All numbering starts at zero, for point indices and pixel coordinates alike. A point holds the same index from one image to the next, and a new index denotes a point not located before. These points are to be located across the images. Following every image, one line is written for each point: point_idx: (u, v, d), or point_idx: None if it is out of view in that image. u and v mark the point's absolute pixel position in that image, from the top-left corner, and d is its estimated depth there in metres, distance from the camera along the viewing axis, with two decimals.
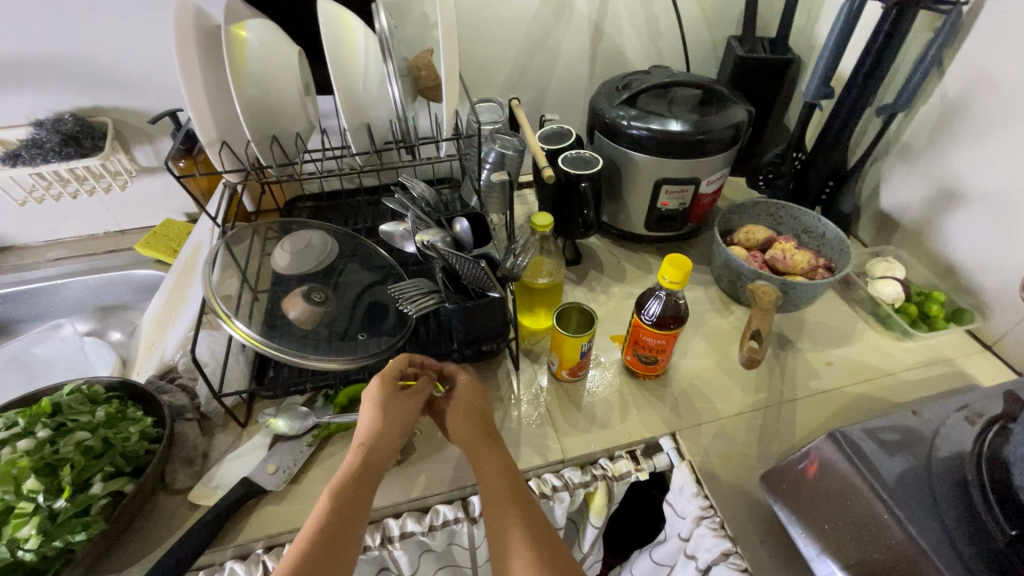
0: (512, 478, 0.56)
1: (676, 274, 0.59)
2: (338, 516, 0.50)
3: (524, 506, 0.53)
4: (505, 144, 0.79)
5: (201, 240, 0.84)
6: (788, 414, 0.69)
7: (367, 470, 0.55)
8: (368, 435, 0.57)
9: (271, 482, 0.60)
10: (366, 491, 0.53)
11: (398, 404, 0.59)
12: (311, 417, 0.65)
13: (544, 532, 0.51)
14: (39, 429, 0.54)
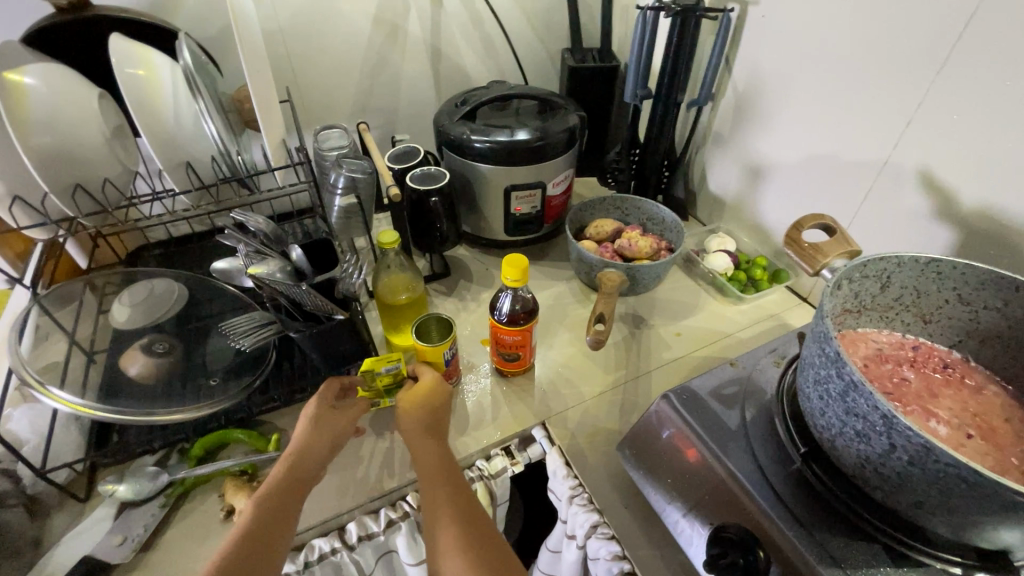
0: (448, 470, 0.57)
1: (516, 272, 0.63)
2: (258, 532, 0.49)
3: (461, 503, 0.54)
4: (354, 168, 0.81)
5: (20, 307, 0.73)
6: (644, 385, 0.75)
7: (293, 482, 0.54)
8: (297, 450, 0.56)
9: (118, 555, 0.55)
10: (291, 503, 0.52)
11: (328, 418, 0.59)
12: (162, 475, 0.60)
13: (481, 525, 0.52)
14: None
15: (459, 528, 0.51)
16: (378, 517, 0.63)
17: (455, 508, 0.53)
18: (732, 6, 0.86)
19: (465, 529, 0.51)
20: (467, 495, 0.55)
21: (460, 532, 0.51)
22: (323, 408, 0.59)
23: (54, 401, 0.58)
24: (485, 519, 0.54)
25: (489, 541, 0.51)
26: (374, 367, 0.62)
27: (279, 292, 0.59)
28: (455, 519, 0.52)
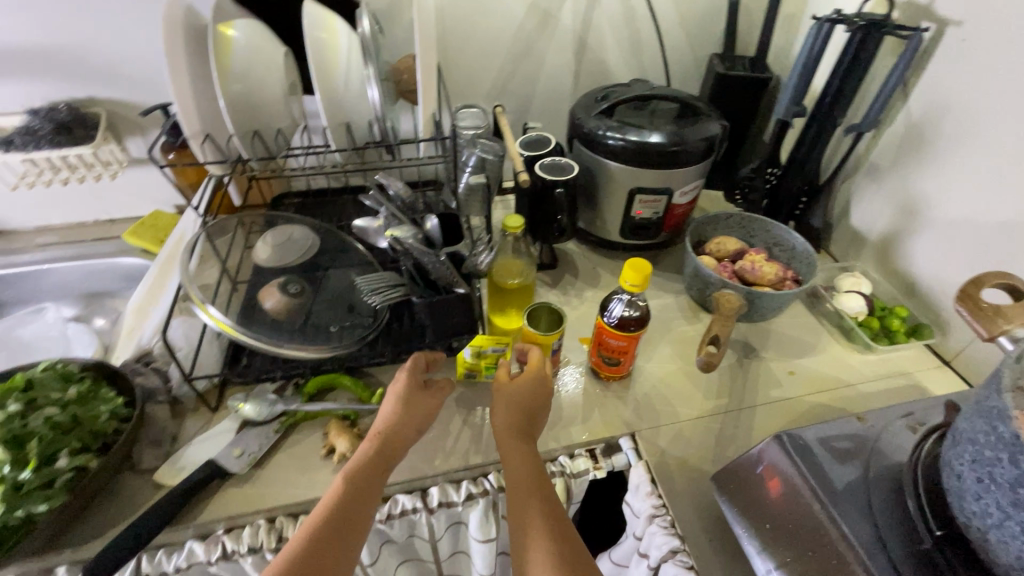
0: (530, 474, 0.57)
1: (636, 277, 0.61)
2: (348, 509, 0.53)
3: (542, 512, 0.54)
4: (486, 149, 0.83)
5: (184, 230, 0.86)
6: (746, 420, 0.71)
7: (382, 461, 0.57)
8: (385, 429, 0.59)
9: (236, 466, 0.61)
10: (379, 482, 0.56)
11: (417, 401, 0.61)
12: (278, 404, 0.66)
13: (562, 539, 0.52)
14: (11, 402, 0.55)
15: (539, 538, 0.52)
16: (457, 488, 0.64)
17: (537, 518, 0.53)
18: (925, 25, 0.76)
19: (545, 542, 0.52)
20: (551, 504, 0.55)
21: (540, 545, 0.51)
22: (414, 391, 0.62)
23: (205, 316, 0.63)
24: (570, 534, 0.53)
25: (570, 558, 0.51)
26: (481, 346, 0.68)
27: (410, 256, 0.62)
28: (535, 529, 0.52)
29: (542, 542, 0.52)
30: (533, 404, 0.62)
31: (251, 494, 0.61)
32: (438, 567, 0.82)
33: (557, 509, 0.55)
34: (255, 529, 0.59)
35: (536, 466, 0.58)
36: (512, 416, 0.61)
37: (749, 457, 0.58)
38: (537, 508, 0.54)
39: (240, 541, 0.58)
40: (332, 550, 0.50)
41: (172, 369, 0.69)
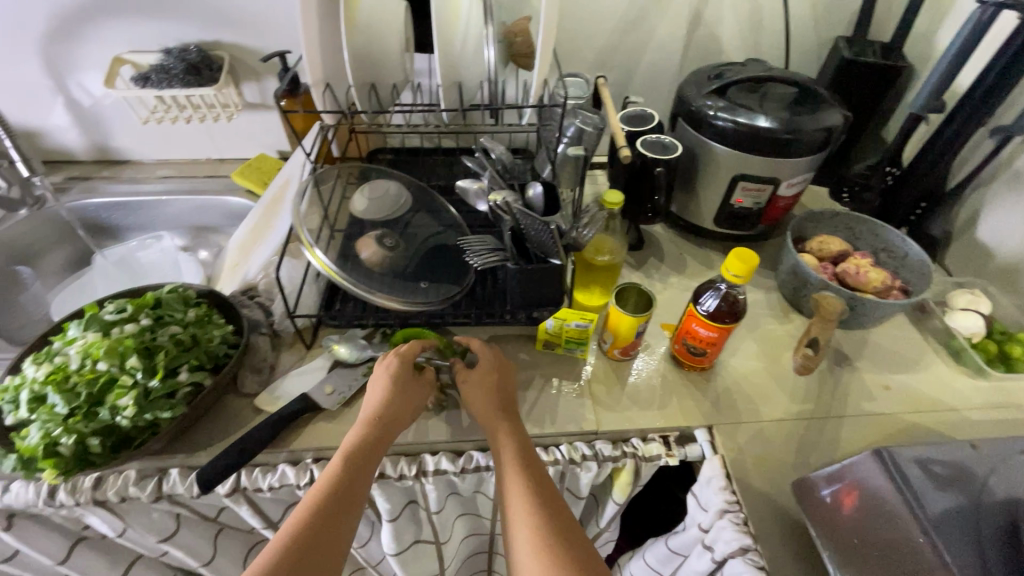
0: (522, 458, 0.56)
1: (741, 268, 0.59)
2: (339, 491, 0.52)
3: (532, 488, 0.53)
4: (586, 120, 0.81)
5: (291, 176, 0.90)
6: (833, 429, 0.67)
7: (372, 446, 0.57)
8: (372, 412, 0.59)
9: (329, 402, 0.65)
10: (370, 466, 0.55)
11: (408, 383, 0.62)
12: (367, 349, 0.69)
13: (553, 513, 0.51)
14: (142, 316, 0.62)
15: (530, 511, 0.50)
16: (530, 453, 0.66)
17: (527, 493, 0.52)
18: None
19: (536, 513, 0.50)
20: (540, 483, 0.54)
21: (532, 519, 0.50)
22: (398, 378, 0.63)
23: (313, 255, 0.68)
24: (563, 512, 0.51)
25: (566, 532, 0.49)
26: (564, 318, 0.69)
27: (511, 221, 0.62)
28: (527, 505, 0.51)
29: (534, 516, 0.50)
30: (506, 392, 0.63)
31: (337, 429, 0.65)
32: (493, 525, 0.85)
33: (549, 489, 0.54)
34: None
35: (523, 450, 0.57)
36: (494, 407, 0.61)
37: (823, 478, 0.57)
38: (527, 487, 0.53)
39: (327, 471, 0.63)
40: (323, 532, 0.49)
41: (274, 305, 0.74)
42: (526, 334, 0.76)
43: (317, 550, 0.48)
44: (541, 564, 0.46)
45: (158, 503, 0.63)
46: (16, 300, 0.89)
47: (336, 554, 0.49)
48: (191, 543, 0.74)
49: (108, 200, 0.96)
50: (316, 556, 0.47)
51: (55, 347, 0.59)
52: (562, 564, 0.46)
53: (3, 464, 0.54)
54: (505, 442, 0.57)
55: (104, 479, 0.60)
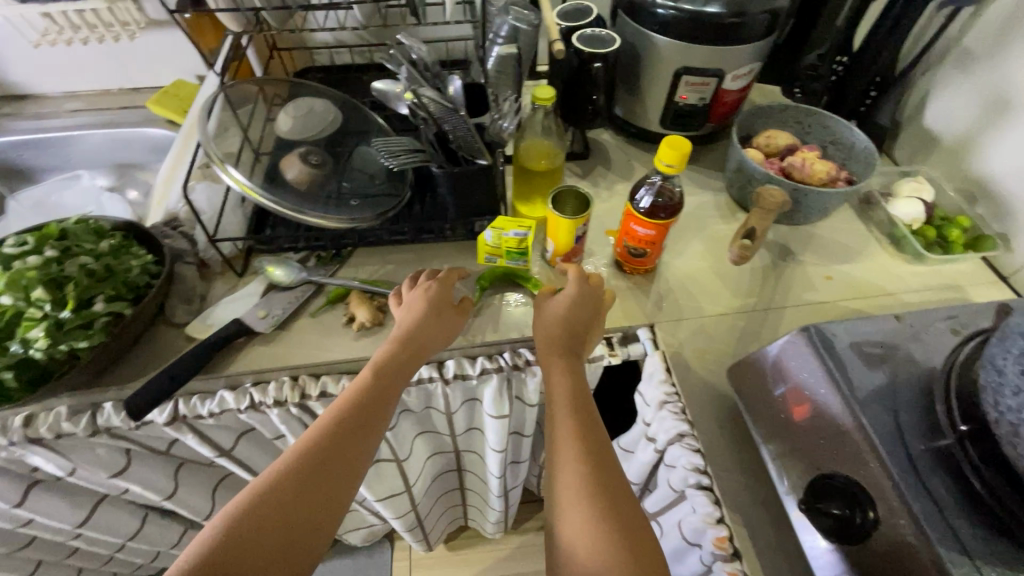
0: (576, 392, 0.54)
1: (673, 156, 0.56)
2: (361, 409, 0.52)
3: (580, 418, 0.51)
4: (520, 17, 0.75)
5: (204, 101, 0.83)
6: (773, 320, 0.68)
7: (402, 367, 0.56)
8: (407, 333, 0.57)
9: (261, 325, 0.63)
10: (392, 393, 0.54)
11: (444, 313, 0.60)
12: (300, 271, 0.67)
13: (597, 445, 0.49)
14: (46, 248, 0.58)
15: (571, 443, 0.49)
16: (473, 362, 0.66)
17: (571, 423, 0.51)
18: None
19: (580, 447, 0.49)
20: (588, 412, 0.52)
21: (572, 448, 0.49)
22: (441, 302, 0.60)
23: (229, 175, 0.63)
24: (605, 439, 0.50)
25: (609, 464, 0.48)
26: (502, 228, 0.65)
27: (432, 122, 0.59)
28: (568, 433, 0.50)
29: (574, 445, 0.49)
30: (583, 319, 0.59)
31: (273, 353, 0.63)
32: (454, 441, 0.87)
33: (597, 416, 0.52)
34: (279, 385, 0.62)
35: (573, 373, 0.55)
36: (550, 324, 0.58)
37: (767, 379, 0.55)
38: (573, 419, 0.51)
39: (267, 394, 0.62)
40: (347, 446, 0.49)
41: (198, 234, 0.70)
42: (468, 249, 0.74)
43: (339, 462, 0.48)
44: (574, 493, 0.46)
45: (98, 437, 0.62)
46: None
47: (356, 467, 0.49)
48: (148, 478, 0.74)
49: (15, 138, 0.89)
50: (337, 469, 0.48)
51: None
52: (600, 495, 0.46)
53: None
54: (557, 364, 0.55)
55: (33, 417, 0.59)
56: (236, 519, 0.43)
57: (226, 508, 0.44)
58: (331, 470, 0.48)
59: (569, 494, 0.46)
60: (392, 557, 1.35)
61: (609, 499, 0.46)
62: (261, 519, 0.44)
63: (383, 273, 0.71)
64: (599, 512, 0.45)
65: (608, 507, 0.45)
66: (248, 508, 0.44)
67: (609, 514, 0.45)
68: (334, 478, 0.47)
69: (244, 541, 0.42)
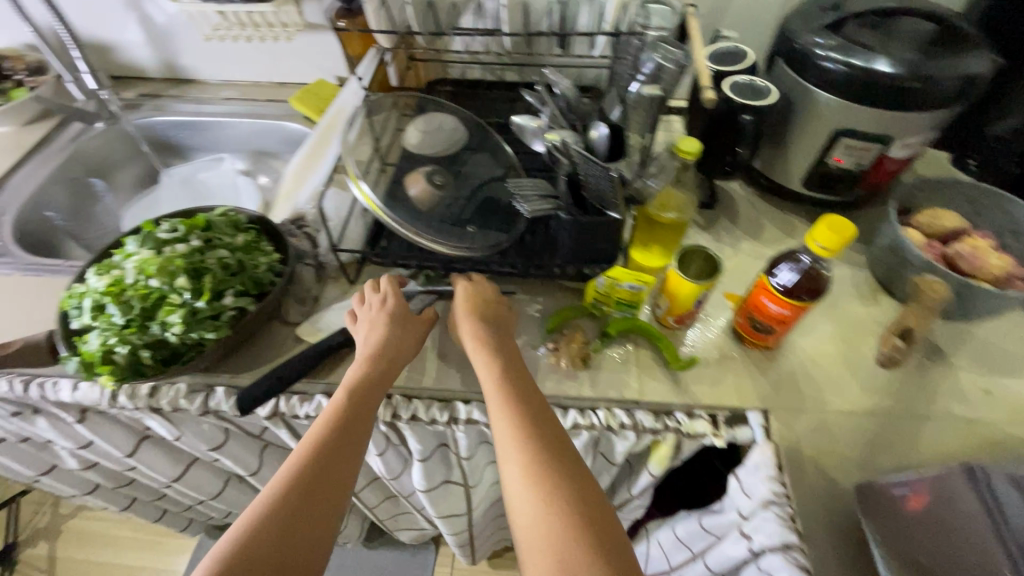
0: (522, 389, 0.54)
1: (831, 239, 0.50)
2: (335, 429, 0.52)
3: (534, 427, 0.50)
4: (667, 56, 0.71)
5: (343, 106, 0.87)
6: (912, 431, 0.59)
7: (372, 380, 0.56)
8: (379, 346, 0.58)
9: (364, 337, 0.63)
10: (372, 398, 0.55)
11: (408, 323, 0.61)
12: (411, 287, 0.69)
13: (548, 443, 0.49)
14: (193, 238, 0.63)
15: (519, 441, 0.49)
16: (564, 414, 0.62)
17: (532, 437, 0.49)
18: None
19: (533, 449, 0.48)
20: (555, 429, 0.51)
21: (532, 459, 0.48)
22: (402, 325, 0.61)
23: (358, 187, 0.65)
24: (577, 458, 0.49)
25: (576, 478, 0.47)
26: (617, 278, 0.63)
27: (568, 165, 0.57)
28: (517, 435, 0.49)
29: (534, 455, 0.48)
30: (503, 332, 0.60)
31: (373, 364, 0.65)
32: None
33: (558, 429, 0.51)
34: None
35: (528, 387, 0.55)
36: (482, 340, 0.58)
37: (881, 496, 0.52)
38: (520, 415, 0.51)
39: None
40: (326, 465, 0.49)
41: (321, 237, 0.73)
42: (573, 290, 0.71)
43: (319, 486, 0.48)
44: (536, 498, 0.46)
45: (206, 416, 0.66)
46: (90, 210, 0.93)
47: (341, 490, 0.49)
48: (239, 455, 0.79)
49: (175, 118, 0.98)
50: (316, 496, 0.47)
51: (115, 260, 0.61)
52: (554, 497, 0.46)
53: (68, 364, 0.57)
54: (488, 364, 0.56)
55: (157, 389, 0.64)
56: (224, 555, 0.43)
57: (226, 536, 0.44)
58: (314, 497, 0.47)
59: (537, 511, 0.45)
60: (435, 562, 1.36)
61: (565, 509, 0.45)
62: (255, 552, 0.43)
63: None
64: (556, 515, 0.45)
65: (579, 527, 0.44)
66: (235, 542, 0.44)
67: (564, 519, 0.44)
68: (328, 488, 0.48)
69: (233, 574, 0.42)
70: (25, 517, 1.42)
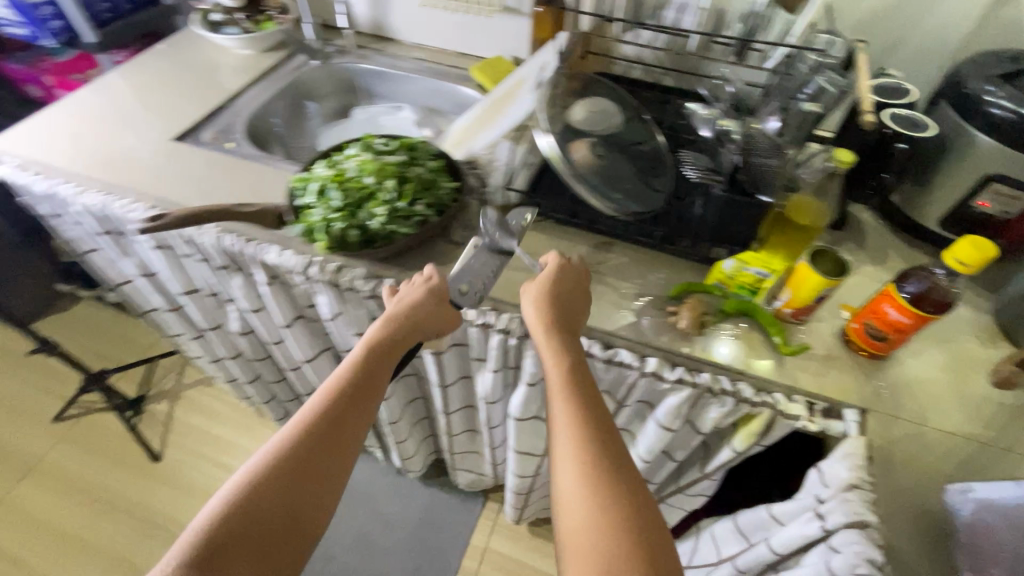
0: (568, 375, 0.60)
1: (971, 256, 0.55)
2: (362, 375, 0.62)
3: (577, 411, 0.57)
4: (832, 79, 0.76)
5: (524, 75, 0.95)
6: (1007, 463, 0.61)
7: (390, 348, 0.65)
8: (401, 318, 0.66)
9: (464, 302, 0.68)
10: (385, 366, 0.64)
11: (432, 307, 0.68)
12: (509, 244, 0.71)
13: (594, 433, 0.55)
14: (400, 154, 0.77)
15: (567, 424, 0.56)
16: (672, 368, 0.70)
17: (570, 404, 0.57)
18: None
19: (581, 434, 0.55)
20: (590, 398, 0.58)
21: (579, 441, 0.55)
22: (437, 292, 0.69)
23: (544, 141, 0.76)
24: (609, 433, 0.56)
25: (606, 456, 0.54)
26: (747, 262, 0.70)
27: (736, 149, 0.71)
28: (568, 419, 0.56)
29: (581, 437, 0.55)
30: (562, 314, 0.66)
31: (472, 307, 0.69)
32: None
33: (595, 402, 0.58)
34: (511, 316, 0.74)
35: (566, 365, 0.61)
36: (545, 321, 0.65)
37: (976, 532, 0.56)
38: (570, 403, 0.58)
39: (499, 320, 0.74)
40: (347, 414, 0.59)
41: (487, 178, 0.85)
42: (697, 270, 0.79)
43: (340, 430, 0.58)
44: (578, 475, 0.53)
45: (369, 300, 0.80)
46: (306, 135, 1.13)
47: (351, 440, 0.58)
48: None
49: (374, 68, 1.16)
50: (343, 431, 0.58)
51: (341, 160, 0.78)
52: (597, 477, 0.52)
53: (293, 228, 0.74)
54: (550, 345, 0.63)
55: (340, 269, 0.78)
56: (257, 476, 0.52)
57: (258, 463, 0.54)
58: (336, 433, 0.57)
59: (575, 476, 0.53)
60: (480, 514, 1.46)
61: (600, 488, 0.51)
62: (283, 477, 0.53)
63: (616, 264, 0.79)
64: (594, 493, 0.51)
65: (607, 500, 0.50)
66: (279, 460, 0.54)
67: (602, 496, 0.51)
68: (342, 438, 0.57)
69: (277, 498, 0.52)
70: (156, 375, 1.68)
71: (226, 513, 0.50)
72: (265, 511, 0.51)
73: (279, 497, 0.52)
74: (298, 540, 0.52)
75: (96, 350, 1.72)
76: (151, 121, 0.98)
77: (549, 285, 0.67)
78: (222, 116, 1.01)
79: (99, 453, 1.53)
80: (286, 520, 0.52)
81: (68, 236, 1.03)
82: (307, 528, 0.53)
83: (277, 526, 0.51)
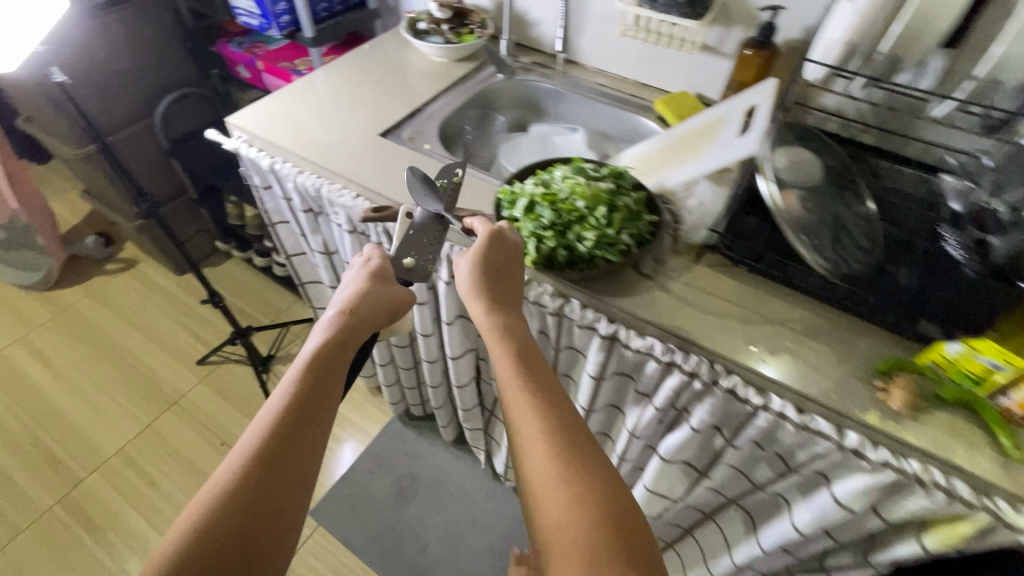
0: (516, 375, 0.60)
1: None
2: (321, 363, 0.62)
3: (538, 412, 0.57)
4: None
5: (722, 116, 0.92)
6: None
7: (344, 338, 0.65)
8: (353, 309, 0.67)
9: (410, 275, 0.77)
10: (345, 352, 0.65)
11: (377, 293, 0.70)
12: (435, 209, 0.79)
13: (559, 437, 0.55)
14: (609, 182, 0.79)
15: (532, 420, 0.56)
16: (874, 449, 0.66)
17: (530, 403, 0.57)
18: None
19: (546, 429, 0.55)
20: (533, 384, 0.59)
21: (545, 437, 0.54)
22: (379, 274, 0.73)
23: (768, 188, 0.76)
24: (547, 415, 0.57)
25: (573, 458, 0.53)
26: (980, 348, 0.63)
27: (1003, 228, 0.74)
28: (530, 416, 0.57)
29: (545, 434, 0.55)
30: (497, 309, 0.67)
31: (422, 280, 0.78)
32: (746, 494, 0.89)
33: (561, 406, 0.58)
34: (699, 360, 0.73)
35: (517, 363, 0.62)
36: (493, 317, 0.66)
37: None
38: (531, 404, 0.57)
39: (688, 362, 0.73)
40: (308, 409, 0.58)
41: (680, 215, 0.85)
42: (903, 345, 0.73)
43: (300, 435, 0.56)
44: (551, 474, 0.52)
45: (551, 317, 0.82)
46: (482, 144, 1.18)
47: (314, 439, 0.57)
48: None
49: (555, 88, 1.20)
50: (301, 432, 0.56)
51: (549, 179, 0.80)
52: (568, 475, 0.52)
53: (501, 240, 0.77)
54: (497, 341, 0.64)
55: (530, 283, 0.81)
56: (218, 504, 0.50)
57: (210, 492, 0.51)
58: (295, 435, 0.56)
59: (547, 472, 0.52)
60: None
61: (571, 488, 0.51)
62: (243, 496, 0.51)
63: (812, 323, 0.75)
64: (570, 495, 0.50)
65: (583, 500, 0.50)
66: (249, 466, 0.53)
67: (578, 495, 0.50)
68: (301, 446, 0.56)
69: (241, 514, 0.50)
70: (284, 339, 1.82)
71: (203, 530, 0.49)
72: (243, 516, 0.50)
73: (237, 520, 0.50)
74: (274, 538, 0.51)
75: (238, 306, 1.89)
76: (358, 115, 1.06)
77: (479, 257, 0.69)
78: (419, 118, 1.08)
79: (230, 401, 1.67)
80: (262, 524, 0.51)
81: (268, 208, 1.15)
82: (290, 523, 0.52)
83: (254, 531, 0.50)
